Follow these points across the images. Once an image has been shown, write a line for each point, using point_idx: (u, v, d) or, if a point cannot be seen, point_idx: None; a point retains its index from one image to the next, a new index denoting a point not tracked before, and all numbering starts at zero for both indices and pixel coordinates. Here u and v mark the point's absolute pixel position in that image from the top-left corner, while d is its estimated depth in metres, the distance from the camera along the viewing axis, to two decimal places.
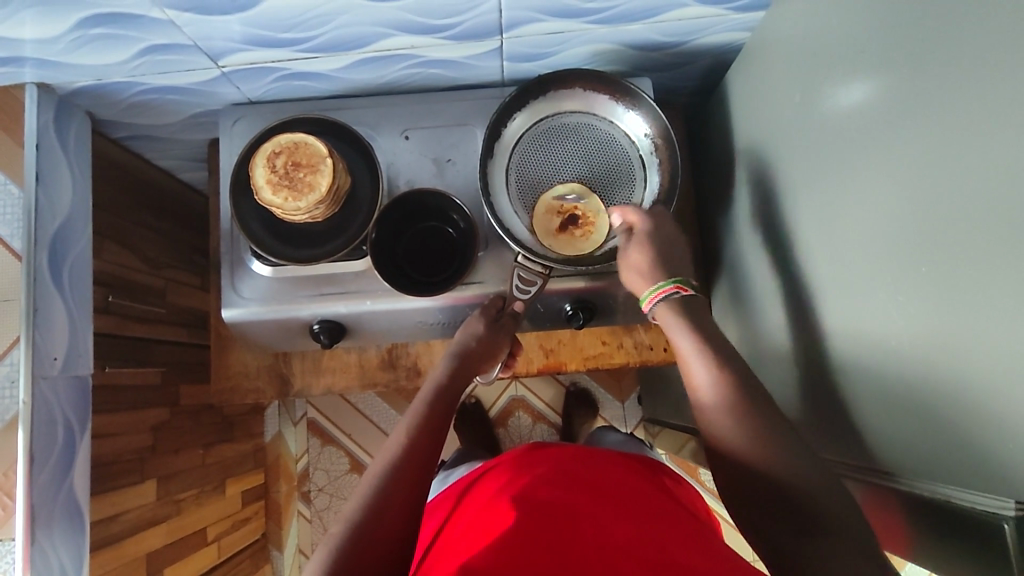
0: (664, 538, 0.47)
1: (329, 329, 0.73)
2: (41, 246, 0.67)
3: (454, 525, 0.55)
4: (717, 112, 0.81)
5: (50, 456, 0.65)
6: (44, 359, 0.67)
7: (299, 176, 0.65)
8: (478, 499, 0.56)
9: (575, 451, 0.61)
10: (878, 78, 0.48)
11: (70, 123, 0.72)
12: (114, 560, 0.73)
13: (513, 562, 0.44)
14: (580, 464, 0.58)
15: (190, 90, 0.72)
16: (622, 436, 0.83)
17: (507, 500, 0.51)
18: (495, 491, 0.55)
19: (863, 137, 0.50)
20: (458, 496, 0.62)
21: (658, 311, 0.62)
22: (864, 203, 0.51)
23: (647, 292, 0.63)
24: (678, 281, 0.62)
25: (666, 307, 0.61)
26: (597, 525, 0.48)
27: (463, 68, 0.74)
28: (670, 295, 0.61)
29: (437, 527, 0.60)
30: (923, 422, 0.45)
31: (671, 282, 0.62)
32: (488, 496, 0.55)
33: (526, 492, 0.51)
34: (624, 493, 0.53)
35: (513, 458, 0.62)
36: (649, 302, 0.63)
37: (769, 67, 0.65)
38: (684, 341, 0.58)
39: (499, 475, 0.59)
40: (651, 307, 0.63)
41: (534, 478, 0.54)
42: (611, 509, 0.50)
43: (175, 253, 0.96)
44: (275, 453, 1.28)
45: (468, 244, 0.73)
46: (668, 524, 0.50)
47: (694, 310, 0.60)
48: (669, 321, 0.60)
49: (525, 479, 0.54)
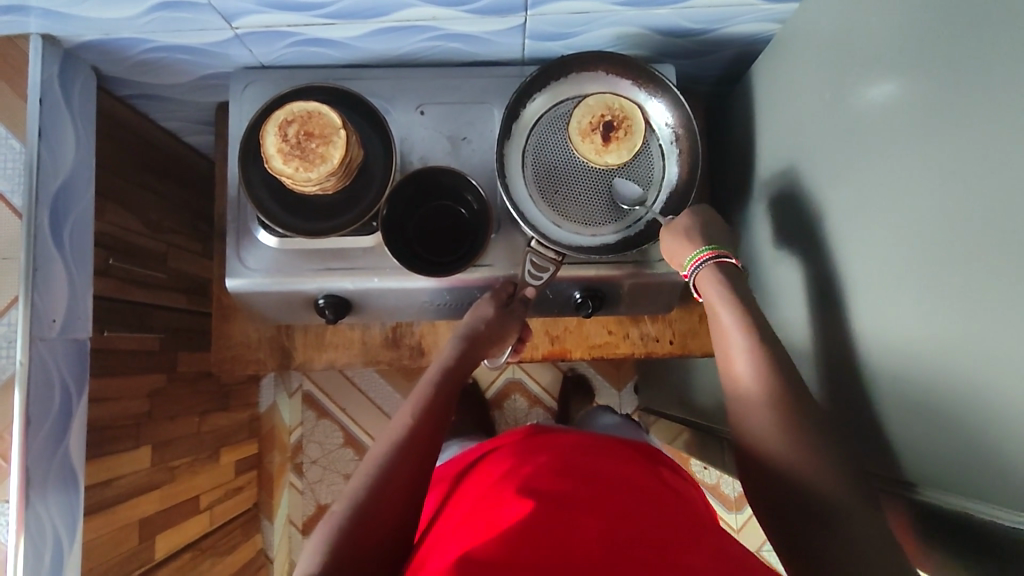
0: (668, 534, 0.45)
1: (335, 303, 0.72)
2: (43, 204, 0.65)
3: (454, 505, 0.54)
4: (740, 104, 0.79)
5: (46, 419, 0.64)
6: (43, 320, 0.65)
7: (311, 146, 0.64)
8: (479, 481, 0.56)
9: (580, 442, 0.60)
10: (911, 81, 0.47)
11: (75, 77, 0.69)
12: (106, 525, 0.73)
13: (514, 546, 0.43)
14: (584, 456, 0.56)
15: (200, 51, 0.70)
16: (616, 420, 0.81)
17: (508, 484, 0.51)
18: (497, 477, 0.54)
19: (891, 141, 0.49)
20: (458, 476, 0.61)
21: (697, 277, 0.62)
22: (887, 207, 0.50)
23: (693, 256, 0.62)
24: (715, 248, 0.62)
25: (707, 275, 0.61)
26: (598, 517, 0.46)
27: (484, 44, 0.72)
28: (709, 261, 0.61)
29: (437, 506, 0.59)
30: (939, 434, 0.45)
31: (711, 249, 0.62)
32: (490, 482, 0.53)
33: (529, 479, 0.50)
34: (629, 486, 0.52)
35: (515, 442, 0.61)
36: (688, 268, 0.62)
37: (800, 60, 0.63)
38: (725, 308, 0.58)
39: (501, 458, 0.58)
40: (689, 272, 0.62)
41: (537, 469, 0.52)
42: (614, 501, 0.49)
43: (178, 217, 0.94)
44: (269, 424, 1.28)
45: (480, 226, 0.71)
46: (672, 519, 0.48)
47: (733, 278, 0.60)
48: (709, 286, 0.60)
49: (527, 465, 0.53)
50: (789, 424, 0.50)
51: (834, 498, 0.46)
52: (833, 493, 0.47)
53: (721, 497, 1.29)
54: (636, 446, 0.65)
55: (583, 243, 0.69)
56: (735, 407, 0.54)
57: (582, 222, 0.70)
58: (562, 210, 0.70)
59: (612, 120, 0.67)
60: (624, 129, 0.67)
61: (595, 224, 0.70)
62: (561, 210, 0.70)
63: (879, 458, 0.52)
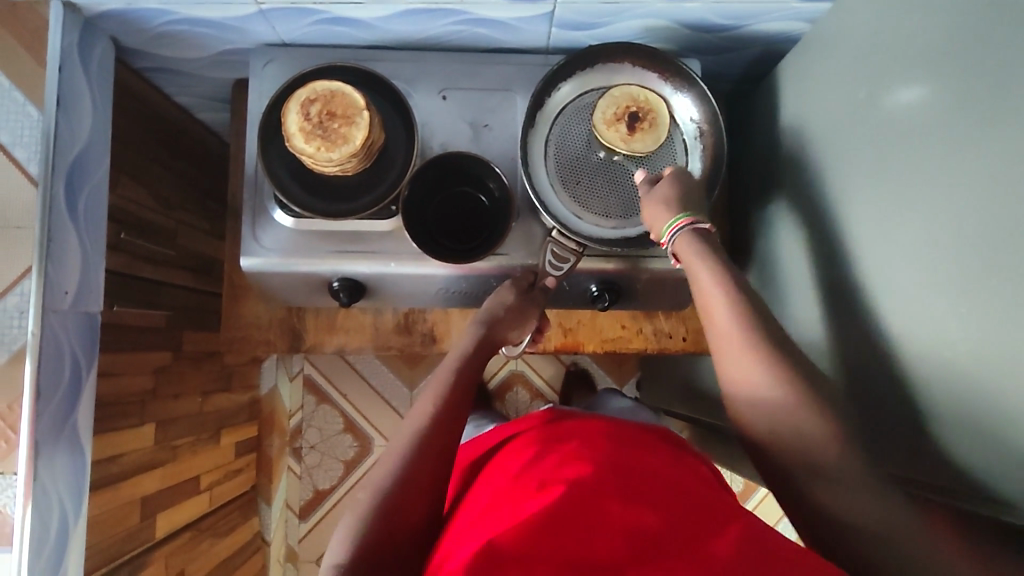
0: (699, 517, 0.44)
1: (349, 287, 0.71)
2: (59, 173, 0.64)
3: (477, 489, 0.54)
4: (762, 102, 0.79)
5: (56, 392, 0.63)
6: (56, 291, 0.64)
7: (334, 126, 0.63)
8: (502, 462, 0.55)
9: (604, 424, 0.58)
10: (950, 84, 0.46)
11: (94, 47, 0.68)
12: (110, 501, 0.72)
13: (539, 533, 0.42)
14: (609, 438, 0.54)
15: (223, 25, 0.68)
16: (629, 404, 0.81)
17: (532, 468, 0.50)
18: (520, 462, 0.52)
19: (925, 143, 0.49)
20: (480, 456, 0.61)
21: (675, 245, 0.62)
22: (919, 210, 0.50)
23: (668, 224, 0.62)
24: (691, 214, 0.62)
25: (685, 240, 0.61)
26: (625, 503, 0.44)
27: (510, 31, 0.71)
28: (687, 227, 0.61)
29: (459, 490, 0.58)
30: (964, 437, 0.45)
31: (684, 215, 0.62)
32: (513, 468, 0.52)
33: (552, 462, 0.50)
34: (657, 467, 0.50)
35: (537, 424, 0.60)
36: (667, 234, 0.62)
37: (829, 59, 0.63)
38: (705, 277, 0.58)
39: (523, 439, 0.58)
40: (669, 240, 0.62)
41: (560, 454, 0.51)
42: (642, 484, 0.47)
43: (188, 195, 0.93)
44: (269, 407, 1.27)
45: (501, 214, 0.70)
46: (704, 499, 0.46)
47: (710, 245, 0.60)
48: (688, 254, 0.60)
49: (552, 448, 0.52)
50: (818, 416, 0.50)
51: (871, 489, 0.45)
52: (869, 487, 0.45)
53: None
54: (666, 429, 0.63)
55: (603, 235, 0.69)
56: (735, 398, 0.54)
57: (602, 214, 0.70)
58: (583, 202, 0.69)
59: (637, 112, 0.66)
60: (649, 120, 0.66)
61: (615, 217, 0.70)
62: (582, 201, 0.69)
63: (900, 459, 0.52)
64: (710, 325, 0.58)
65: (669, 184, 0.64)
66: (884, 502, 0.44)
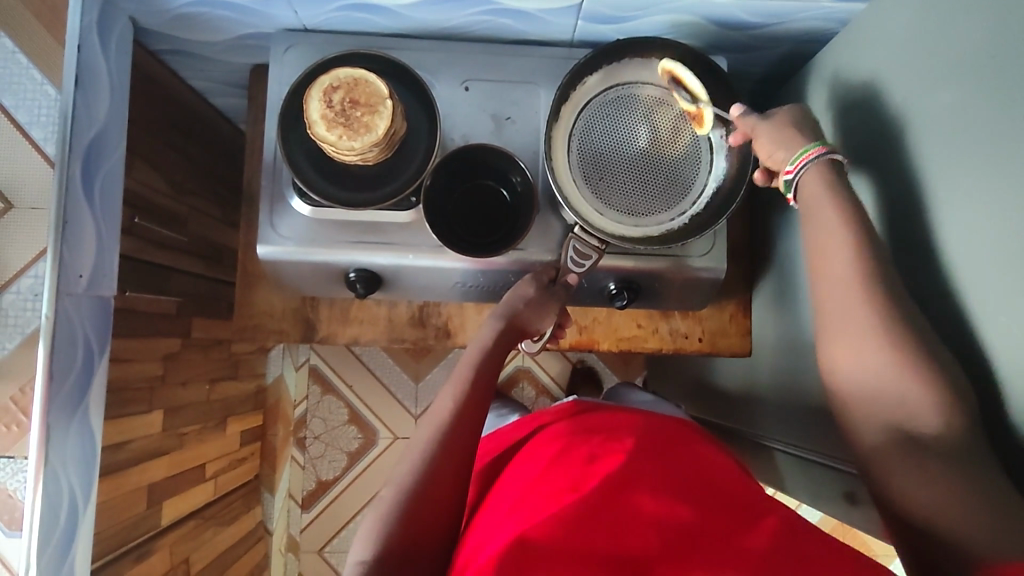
0: (734, 513, 0.43)
1: (366, 278, 0.71)
2: (76, 155, 0.63)
3: (502, 484, 0.53)
4: (788, 102, 0.77)
5: (68, 376, 0.62)
6: (71, 275, 0.63)
7: (356, 115, 0.62)
8: (527, 456, 0.54)
9: (629, 417, 0.57)
10: (998, 85, 0.45)
11: (113, 27, 0.67)
12: (117, 488, 0.71)
13: (569, 531, 0.41)
14: (635, 430, 0.53)
15: (245, 8, 0.67)
16: (650, 398, 0.80)
17: (559, 464, 0.49)
18: (545, 456, 0.52)
19: (968, 148, 0.48)
20: (503, 449, 0.60)
21: (801, 178, 0.56)
22: (958, 219, 0.49)
23: (796, 155, 0.56)
24: (824, 144, 0.56)
25: (815, 174, 0.55)
26: (657, 498, 0.44)
27: (536, 22, 0.70)
28: (819, 157, 0.55)
29: (483, 483, 0.57)
30: (1002, 446, 0.44)
31: (818, 144, 0.56)
32: (538, 461, 0.51)
33: (579, 457, 0.49)
34: (688, 459, 0.49)
35: (561, 417, 0.59)
36: (793, 164, 0.56)
37: (860, 60, 0.62)
38: (832, 219, 0.53)
39: (548, 433, 0.57)
40: (795, 170, 0.56)
41: (586, 447, 0.50)
42: (673, 477, 0.46)
43: (200, 180, 0.92)
44: (274, 396, 1.26)
45: (522, 209, 0.69)
46: (738, 493, 0.45)
47: (841, 178, 0.55)
48: (813, 191, 0.55)
49: (578, 442, 0.52)
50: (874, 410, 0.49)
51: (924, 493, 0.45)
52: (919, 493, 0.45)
53: None
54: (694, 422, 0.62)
55: (626, 233, 0.68)
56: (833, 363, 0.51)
57: (625, 212, 0.69)
58: (607, 198, 0.68)
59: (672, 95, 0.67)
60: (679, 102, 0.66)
61: (638, 215, 0.69)
62: (605, 197, 0.68)
63: None
64: (820, 273, 0.53)
65: (790, 116, 0.58)
66: (938, 502, 0.44)
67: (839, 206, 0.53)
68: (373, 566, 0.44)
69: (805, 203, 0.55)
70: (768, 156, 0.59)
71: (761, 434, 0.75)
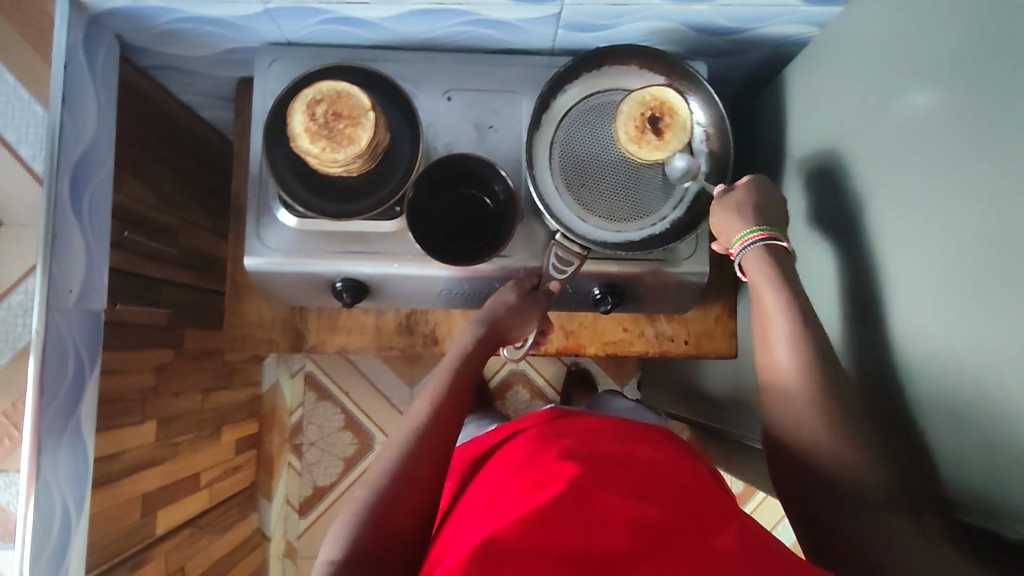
0: (701, 515, 0.44)
1: (353, 287, 0.72)
2: (64, 171, 0.64)
3: (475, 487, 0.54)
4: (769, 106, 0.78)
5: (59, 390, 0.63)
6: (60, 290, 0.64)
7: (339, 127, 0.63)
8: (502, 460, 0.55)
9: (604, 423, 0.59)
10: (964, 90, 0.46)
11: (99, 44, 0.68)
12: (111, 498, 0.72)
13: (540, 534, 0.42)
14: (609, 436, 0.54)
15: (229, 24, 0.68)
16: (630, 405, 0.81)
17: (532, 468, 0.50)
18: (519, 459, 0.53)
19: (935, 151, 0.49)
20: (480, 454, 0.61)
21: (742, 257, 0.62)
22: (926, 222, 0.49)
23: (738, 238, 0.62)
24: (763, 229, 0.61)
25: (756, 255, 0.61)
26: (626, 499, 0.45)
27: (517, 32, 0.71)
28: (757, 243, 0.61)
29: (457, 485, 0.58)
30: (971, 444, 0.45)
31: (756, 229, 0.61)
32: (513, 464, 0.52)
33: (553, 461, 0.49)
34: (658, 463, 0.50)
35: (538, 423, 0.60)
36: (735, 249, 0.63)
37: (835, 65, 0.63)
38: (771, 291, 0.59)
39: (524, 438, 0.57)
40: (737, 253, 0.62)
41: (560, 450, 0.51)
42: (643, 480, 0.47)
43: (191, 191, 0.93)
44: (270, 403, 1.27)
45: (505, 216, 0.70)
46: (705, 498, 0.47)
47: (780, 260, 0.60)
48: (754, 268, 0.61)
49: (552, 446, 0.52)
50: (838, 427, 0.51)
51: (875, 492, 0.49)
52: (873, 493, 0.49)
53: None
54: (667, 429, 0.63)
55: (608, 238, 0.69)
56: (773, 391, 0.56)
57: (606, 217, 0.70)
58: (588, 204, 0.69)
59: (653, 114, 0.65)
60: (667, 117, 0.65)
61: (620, 220, 0.70)
62: (587, 204, 0.69)
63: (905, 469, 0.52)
64: (764, 327, 0.59)
65: (743, 195, 0.63)
66: (887, 530, 0.46)
67: (776, 269, 0.59)
68: (343, 564, 0.45)
69: (749, 278, 0.62)
70: (719, 234, 0.65)
71: (745, 435, 0.76)
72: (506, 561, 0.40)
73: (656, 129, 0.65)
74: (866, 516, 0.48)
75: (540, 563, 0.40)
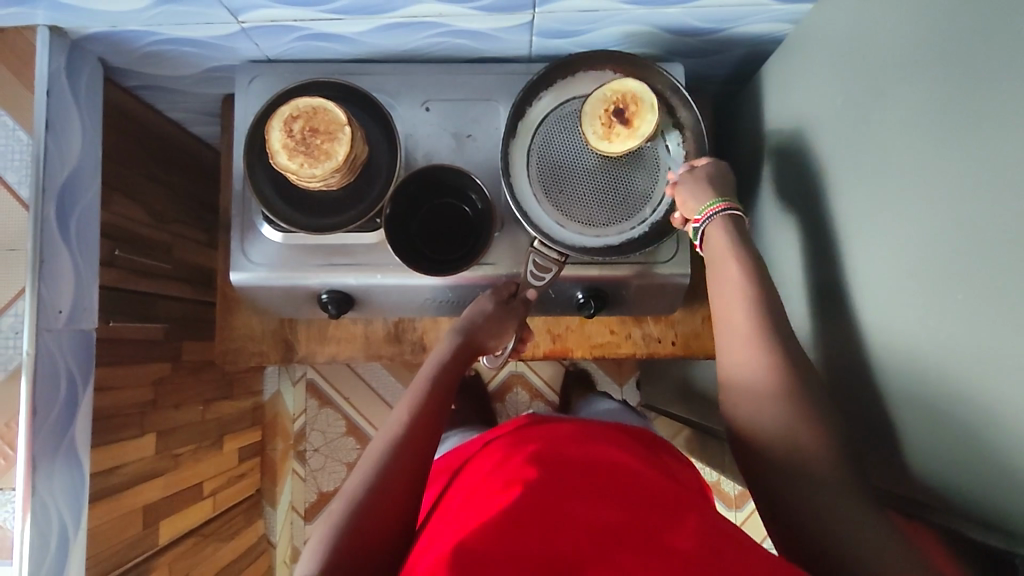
0: (661, 518, 0.46)
1: (337, 299, 0.72)
2: (49, 196, 0.66)
3: (450, 498, 0.55)
4: (749, 104, 0.78)
5: (52, 410, 0.65)
6: (49, 311, 0.66)
7: (316, 142, 0.64)
8: (476, 471, 0.57)
9: (574, 430, 0.61)
10: (926, 87, 0.45)
11: (82, 68, 0.70)
12: (110, 511, 0.74)
13: (507, 541, 0.43)
14: (577, 442, 0.57)
15: (207, 44, 0.69)
16: (614, 406, 0.84)
17: (501, 477, 0.51)
18: (492, 468, 0.55)
19: (900, 151, 0.48)
20: (457, 465, 0.62)
21: (706, 228, 0.63)
22: (894, 222, 0.49)
23: (703, 207, 0.63)
24: (728, 199, 0.63)
25: (720, 224, 0.62)
26: (589, 505, 0.47)
27: (491, 41, 0.71)
28: (721, 212, 0.62)
29: (435, 498, 0.60)
30: (943, 442, 0.45)
31: (721, 200, 0.62)
32: (486, 472, 0.54)
33: (521, 469, 0.51)
34: (624, 474, 0.52)
35: (512, 433, 0.62)
36: (699, 217, 0.63)
37: (808, 63, 0.63)
38: (735, 262, 0.59)
39: (497, 449, 0.59)
40: (700, 222, 0.63)
41: (530, 456, 0.53)
42: (607, 486, 0.49)
43: (183, 207, 0.94)
44: (272, 411, 1.29)
45: (484, 224, 0.71)
46: (666, 503, 0.49)
47: (742, 231, 0.62)
48: (718, 237, 0.61)
49: (522, 455, 0.54)
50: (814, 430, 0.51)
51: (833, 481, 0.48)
52: (840, 487, 0.48)
53: (720, 494, 1.26)
54: (638, 433, 0.65)
55: (588, 244, 0.69)
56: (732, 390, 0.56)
57: (585, 223, 0.69)
58: (566, 209, 0.69)
59: (618, 107, 0.65)
60: (633, 107, 0.64)
61: (599, 226, 0.70)
62: (565, 209, 0.69)
63: (887, 470, 0.52)
64: (722, 326, 0.58)
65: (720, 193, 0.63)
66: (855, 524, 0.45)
67: (738, 259, 0.59)
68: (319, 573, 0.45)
69: (711, 248, 0.62)
70: (682, 206, 0.65)
71: None
72: (476, 561, 0.42)
73: (622, 122, 0.65)
74: (828, 509, 0.47)
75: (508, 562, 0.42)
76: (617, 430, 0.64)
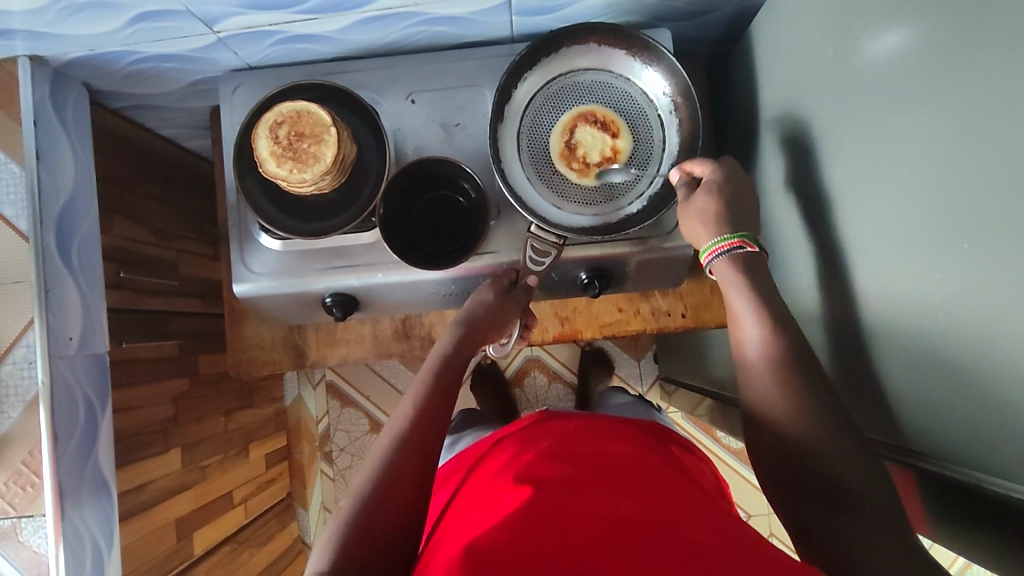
0: (674, 511, 0.46)
1: (342, 302, 0.72)
2: (49, 225, 0.67)
3: (461, 501, 0.55)
4: (741, 64, 0.75)
5: (72, 435, 0.66)
6: (60, 338, 0.67)
7: (304, 147, 0.63)
8: (485, 473, 0.56)
9: (583, 426, 0.61)
10: (916, 29, 0.43)
11: (67, 95, 0.70)
12: (144, 526, 0.76)
13: (517, 536, 0.43)
14: (586, 440, 0.56)
15: (187, 58, 0.69)
16: (626, 401, 0.82)
17: (510, 476, 0.51)
18: (501, 467, 0.55)
19: (892, 98, 0.46)
20: (468, 467, 0.62)
21: (715, 266, 0.60)
22: (890, 172, 0.47)
23: (709, 245, 0.60)
24: (744, 236, 0.59)
25: (728, 263, 0.58)
26: (600, 498, 0.47)
27: (470, 25, 0.69)
28: (733, 249, 0.58)
29: (445, 502, 0.59)
30: (949, 397, 0.43)
31: (739, 236, 0.58)
32: (494, 472, 0.54)
33: (531, 468, 0.51)
34: (636, 470, 0.51)
35: (522, 431, 0.62)
36: (707, 256, 0.60)
37: (795, 15, 0.60)
38: (743, 305, 0.56)
39: (507, 448, 0.59)
40: (709, 261, 0.60)
41: (537, 455, 0.53)
42: (617, 482, 0.49)
43: (183, 222, 0.95)
44: (296, 415, 1.31)
45: (479, 213, 0.70)
46: (679, 496, 0.48)
47: (756, 270, 0.58)
48: (727, 277, 0.58)
49: (532, 454, 0.54)
50: (823, 397, 0.50)
51: (850, 456, 0.47)
52: (860, 474, 0.46)
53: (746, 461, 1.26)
54: (644, 426, 0.65)
55: (585, 224, 0.68)
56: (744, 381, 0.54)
57: (582, 202, 0.69)
58: (560, 192, 0.69)
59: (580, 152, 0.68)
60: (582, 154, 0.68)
61: (596, 204, 0.69)
62: (559, 192, 0.69)
63: (896, 429, 0.51)
64: (737, 337, 0.57)
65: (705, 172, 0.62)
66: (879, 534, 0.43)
67: (744, 296, 0.56)
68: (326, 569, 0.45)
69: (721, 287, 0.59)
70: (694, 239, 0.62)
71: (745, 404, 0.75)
72: (485, 552, 0.42)
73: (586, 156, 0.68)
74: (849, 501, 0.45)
75: (520, 554, 0.41)
76: (622, 423, 0.64)
